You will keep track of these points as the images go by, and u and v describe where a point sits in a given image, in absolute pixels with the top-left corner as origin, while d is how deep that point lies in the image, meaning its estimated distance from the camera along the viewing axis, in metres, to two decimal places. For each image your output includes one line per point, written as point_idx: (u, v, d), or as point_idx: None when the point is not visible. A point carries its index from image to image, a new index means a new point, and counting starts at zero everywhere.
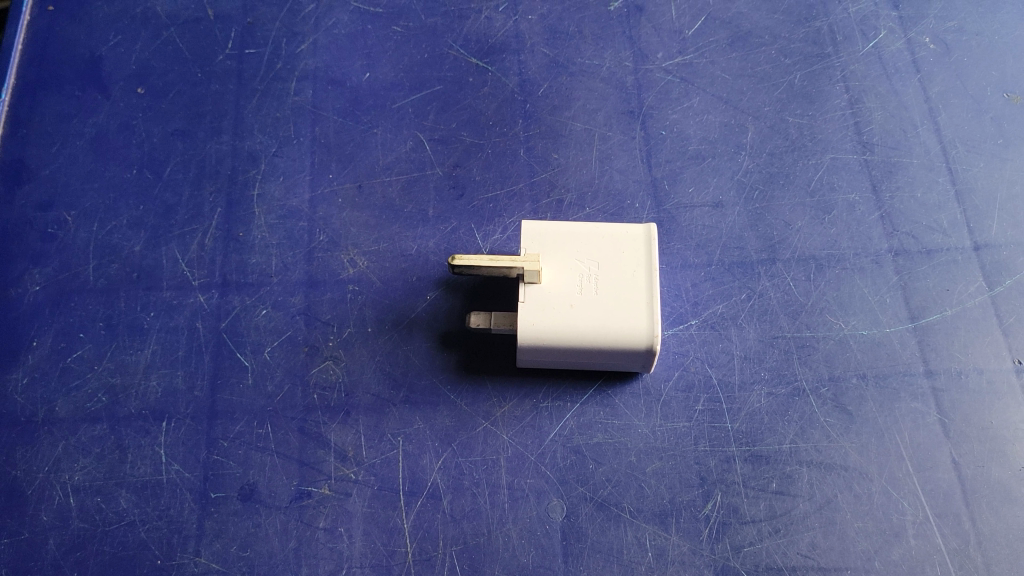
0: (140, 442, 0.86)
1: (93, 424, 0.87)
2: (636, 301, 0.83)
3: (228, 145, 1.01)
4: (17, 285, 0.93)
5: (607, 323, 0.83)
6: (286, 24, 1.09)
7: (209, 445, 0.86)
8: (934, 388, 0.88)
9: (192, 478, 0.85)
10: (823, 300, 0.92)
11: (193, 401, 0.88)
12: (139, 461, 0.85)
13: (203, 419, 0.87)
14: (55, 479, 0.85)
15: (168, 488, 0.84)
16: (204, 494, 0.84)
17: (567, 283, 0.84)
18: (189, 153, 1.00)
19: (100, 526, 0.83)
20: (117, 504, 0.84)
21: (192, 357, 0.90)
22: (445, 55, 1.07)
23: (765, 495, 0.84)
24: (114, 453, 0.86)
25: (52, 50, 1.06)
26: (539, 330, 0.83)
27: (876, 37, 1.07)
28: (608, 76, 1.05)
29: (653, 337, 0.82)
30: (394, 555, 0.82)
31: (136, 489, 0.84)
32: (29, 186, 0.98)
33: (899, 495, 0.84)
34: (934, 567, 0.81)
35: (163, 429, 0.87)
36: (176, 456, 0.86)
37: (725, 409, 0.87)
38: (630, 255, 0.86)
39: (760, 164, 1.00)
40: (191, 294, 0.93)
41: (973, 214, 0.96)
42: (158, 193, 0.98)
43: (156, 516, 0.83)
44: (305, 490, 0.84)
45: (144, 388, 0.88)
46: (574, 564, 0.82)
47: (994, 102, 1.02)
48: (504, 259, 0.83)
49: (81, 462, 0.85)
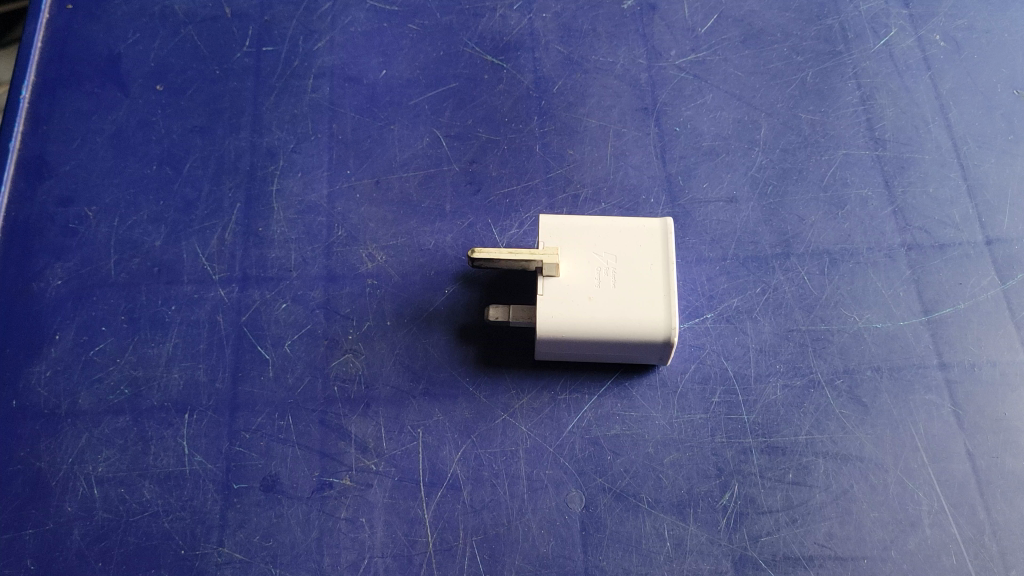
0: (160, 434, 0.87)
1: (115, 417, 0.88)
2: (653, 294, 0.84)
3: (245, 142, 1.02)
4: (40, 279, 0.94)
5: (625, 316, 0.84)
6: (302, 22, 1.10)
7: (230, 437, 0.87)
8: (947, 380, 0.89)
9: (213, 470, 0.86)
10: (838, 293, 0.93)
11: (213, 393, 0.89)
12: (160, 454, 0.86)
13: (223, 411, 0.88)
14: (79, 470, 0.85)
15: (190, 480, 0.85)
16: (227, 485, 0.85)
17: (585, 276, 0.85)
18: (207, 150, 1.01)
19: (124, 516, 0.84)
20: (141, 495, 0.85)
21: (211, 350, 0.91)
22: (460, 52, 1.08)
23: (781, 485, 0.85)
24: (135, 446, 0.87)
25: (71, 47, 1.07)
26: (558, 323, 0.84)
27: (887, 35, 1.08)
28: (622, 73, 1.07)
29: (670, 329, 0.83)
30: (415, 545, 0.83)
31: (158, 480, 0.85)
32: (50, 182, 0.99)
33: (914, 485, 0.85)
34: (950, 556, 0.82)
35: (184, 421, 0.88)
36: (197, 448, 0.87)
37: (742, 401, 0.88)
38: (646, 249, 0.87)
39: (773, 160, 1.01)
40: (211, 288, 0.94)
41: (985, 209, 0.97)
42: (178, 189, 0.99)
43: (179, 506, 0.84)
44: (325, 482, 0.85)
45: (165, 381, 0.89)
46: (593, 553, 0.83)
47: (1004, 99, 1.03)
48: (522, 252, 0.85)
49: (103, 454, 0.86)
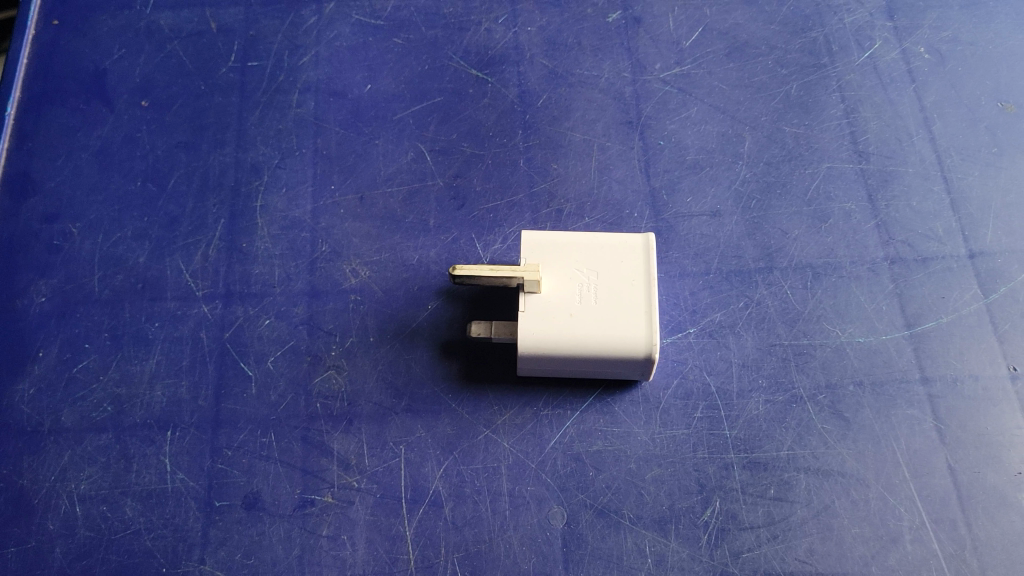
0: (143, 450, 0.87)
1: (99, 434, 0.88)
2: (634, 311, 0.85)
3: (231, 157, 1.02)
4: (23, 296, 0.94)
5: (606, 333, 0.84)
6: (288, 37, 1.10)
7: (214, 454, 0.87)
8: (930, 395, 0.89)
9: (197, 486, 0.86)
10: (821, 308, 0.93)
11: (196, 410, 0.89)
12: (144, 470, 0.86)
13: (208, 428, 0.88)
14: (63, 485, 0.86)
15: (173, 496, 0.85)
16: (210, 502, 0.85)
17: (567, 292, 0.86)
18: (192, 166, 1.02)
19: (107, 532, 0.84)
20: (125, 512, 0.85)
21: (194, 367, 0.91)
22: (445, 66, 1.08)
23: (763, 501, 0.85)
24: (118, 462, 0.87)
25: (57, 63, 1.07)
26: (539, 340, 0.84)
27: (871, 47, 1.08)
28: (606, 87, 1.07)
29: (651, 346, 0.83)
30: (396, 562, 0.83)
31: (141, 496, 0.85)
32: (35, 199, 0.99)
33: (895, 501, 0.85)
34: (931, 572, 0.82)
35: (167, 438, 0.88)
36: (181, 465, 0.87)
37: (724, 417, 0.88)
38: (628, 265, 0.87)
39: (757, 173, 1.01)
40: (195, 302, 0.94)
41: (968, 222, 0.97)
42: (163, 204, 0.99)
43: (162, 523, 0.84)
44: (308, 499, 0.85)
45: (149, 398, 0.89)
46: (575, 570, 0.83)
47: (988, 111, 1.03)
48: (504, 269, 0.84)
49: (87, 471, 0.86)
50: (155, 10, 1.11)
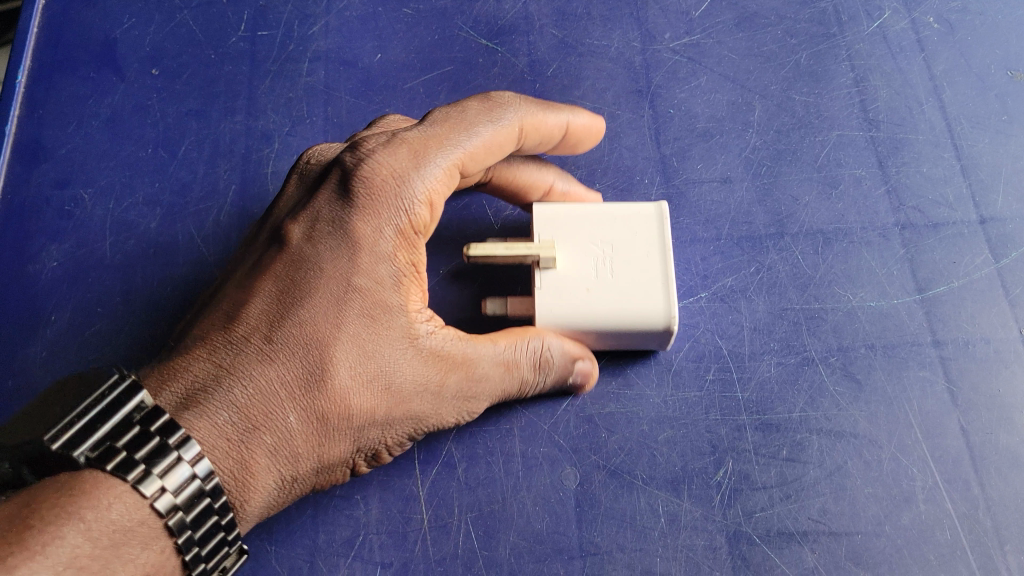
0: (303, 370, 0.75)
1: (281, 354, 0.75)
2: (651, 282, 0.84)
3: (492, 110, 0.87)
4: (35, 261, 0.95)
5: (624, 307, 0.84)
6: (298, 7, 1.10)
7: (376, 378, 0.77)
8: (941, 358, 0.89)
9: (357, 411, 0.76)
10: (832, 273, 0.93)
11: (378, 323, 0.78)
12: (308, 394, 0.75)
13: (370, 343, 0.77)
14: (213, 410, 0.71)
15: (342, 421, 0.76)
16: (369, 424, 0.78)
17: (582, 266, 0.85)
18: (475, 118, 0.87)
19: (266, 462, 0.73)
20: (293, 439, 0.74)
21: (360, 288, 0.78)
22: (455, 36, 1.08)
23: (775, 461, 0.85)
24: (273, 381, 0.74)
25: (67, 32, 1.07)
26: (558, 316, 0.84)
27: (880, 18, 1.08)
28: (616, 56, 1.07)
29: (669, 317, 0.83)
30: (410, 522, 0.84)
31: (306, 417, 0.75)
32: (45, 166, 1.00)
33: (908, 462, 0.85)
34: (944, 531, 0.82)
35: (331, 355, 0.75)
36: (341, 389, 0.76)
37: (736, 379, 0.88)
38: (642, 237, 0.86)
39: (767, 141, 1.01)
40: (400, 234, 0.81)
41: (979, 188, 0.97)
42: (413, 153, 0.83)
43: (304, 455, 0.75)
44: (430, 422, 0.82)
45: (312, 310, 0.76)
46: (588, 529, 0.83)
47: (998, 80, 1.03)
48: (519, 245, 0.82)
49: (306, 399, 0.75)
50: None
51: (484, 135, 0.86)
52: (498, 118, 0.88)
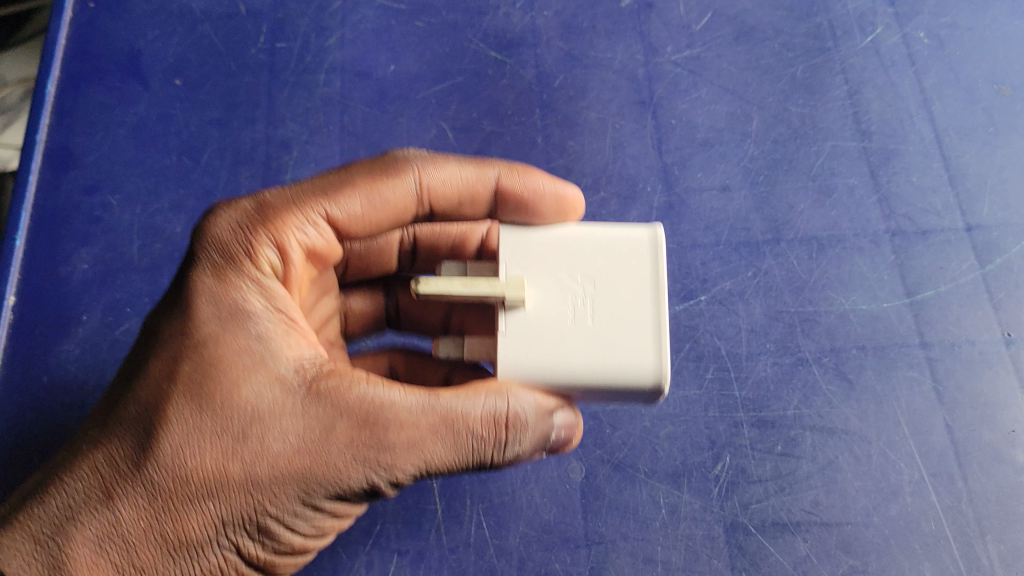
0: (133, 447, 0.60)
1: (112, 439, 0.61)
2: (639, 331, 0.64)
3: (382, 177, 0.73)
4: (67, 264, 1.00)
5: (606, 361, 0.63)
6: (314, 19, 1.14)
7: (222, 433, 0.60)
8: (929, 359, 0.94)
9: (202, 475, 0.60)
10: (825, 278, 0.98)
11: (222, 367, 0.61)
12: (138, 473, 0.59)
13: (210, 391, 0.60)
14: (40, 516, 0.60)
15: (189, 494, 0.60)
16: (228, 489, 0.60)
17: (557, 308, 0.65)
18: (355, 183, 0.73)
19: (107, 562, 0.59)
20: (129, 530, 0.59)
21: (196, 339, 0.62)
22: (465, 48, 1.12)
23: (771, 456, 0.90)
24: (100, 470, 0.60)
25: (93, 44, 1.12)
26: (522, 371, 0.64)
27: (874, 32, 1.12)
28: (620, 69, 1.11)
29: (660, 379, 0.63)
30: (424, 512, 0.89)
31: (140, 502, 0.59)
32: (75, 172, 1.05)
33: (896, 457, 0.89)
34: (929, 522, 0.87)
35: (163, 420, 0.60)
36: (177, 455, 0.59)
37: (734, 378, 0.93)
38: (633, 272, 0.66)
39: (764, 151, 1.05)
40: (255, 281, 0.65)
41: (966, 197, 1.02)
42: (257, 220, 0.68)
43: (150, 543, 0.59)
44: (320, 479, 0.61)
45: (146, 377, 0.62)
46: (593, 520, 0.88)
47: (985, 93, 1.08)
48: (481, 283, 0.62)
49: (134, 484, 0.59)
50: None
51: (357, 209, 0.72)
52: (381, 187, 0.73)
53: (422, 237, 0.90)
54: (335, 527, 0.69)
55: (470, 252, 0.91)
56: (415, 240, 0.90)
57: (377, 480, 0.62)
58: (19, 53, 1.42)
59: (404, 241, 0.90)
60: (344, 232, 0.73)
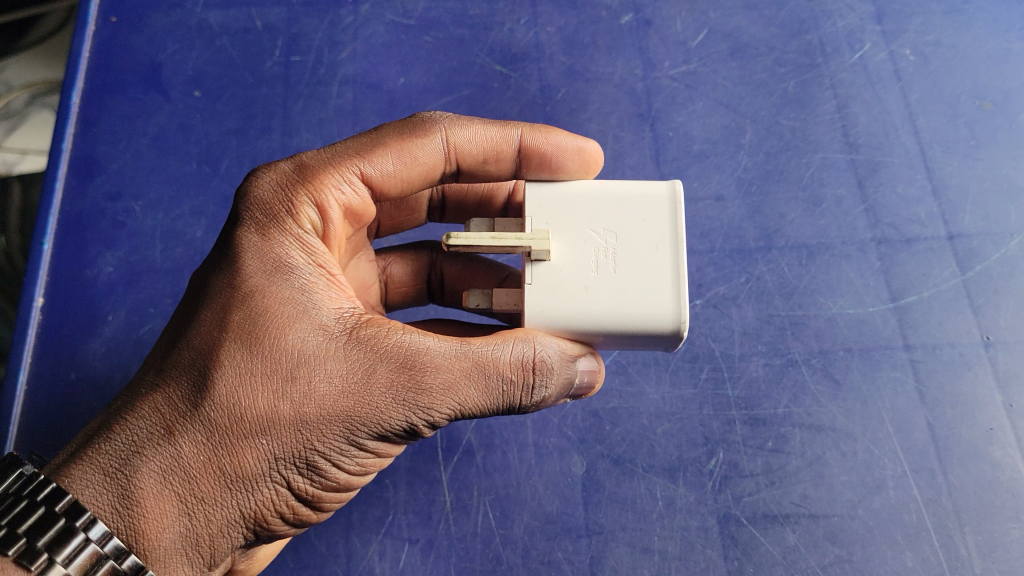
0: (189, 389, 0.63)
1: (169, 380, 0.63)
2: (658, 279, 0.68)
3: (411, 138, 0.75)
4: (93, 266, 1.05)
5: (627, 308, 0.67)
6: (327, 34, 1.19)
7: (274, 375, 0.63)
8: (912, 360, 0.99)
9: (257, 412, 0.62)
10: (814, 283, 1.03)
11: (271, 317, 0.64)
12: (196, 411, 0.62)
13: (262, 337, 0.63)
14: (104, 452, 0.61)
15: (245, 430, 0.62)
16: (280, 427, 0.63)
17: (580, 259, 0.69)
18: (386, 143, 0.75)
19: (171, 492, 0.61)
20: (190, 463, 0.61)
21: (246, 291, 0.65)
22: (472, 62, 1.18)
23: (762, 452, 0.95)
24: (159, 409, 0.62)
25: (116, 56, 1.17)
26: (549, 318, 0.68)
27: (862, 49, 1.17)
28: (619, 83, 1.16)
29: (678, 324, 0.67)
30: (434, 502, 0.94)
31: (199, 437, 0.62)
32: (99, 179, 1.10)
33: (880, 452, 0.94)
34: (911, 514, 0.92)
35: (217, 363, 0.63)
36: (233, 395, 0.62)
37: (727, 378, 0.98)
38: (651, 225, 0.70)
39: (757, 162, 1.11)
40: (297, 238, 0.68)
41: (948, 207, 1.07)
42: (297, 181, 0.71)
43: (210, 476, 0.62)
44: (363, 418, 0.64)
45: (198, 325, 0.65)
46: (594, 511, 0.93)
47: (967, 108, 1.12)
48: (508, 235, 0.67)
49: (192, 421, 0.62)
50: (205, 8, 1.20)
51: (389, 168, 0.74)
52: (412, 148, 0.75)
53: (450, 195, 0.95)
54: (374, 469, 0.71)
55: (497, 206, 0.95)
56: (443, 198, 0.96)
57: (414, 420, 0.66)
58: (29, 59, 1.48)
59: (432, 199, 0.96)
60: (376, 190, 0.75)
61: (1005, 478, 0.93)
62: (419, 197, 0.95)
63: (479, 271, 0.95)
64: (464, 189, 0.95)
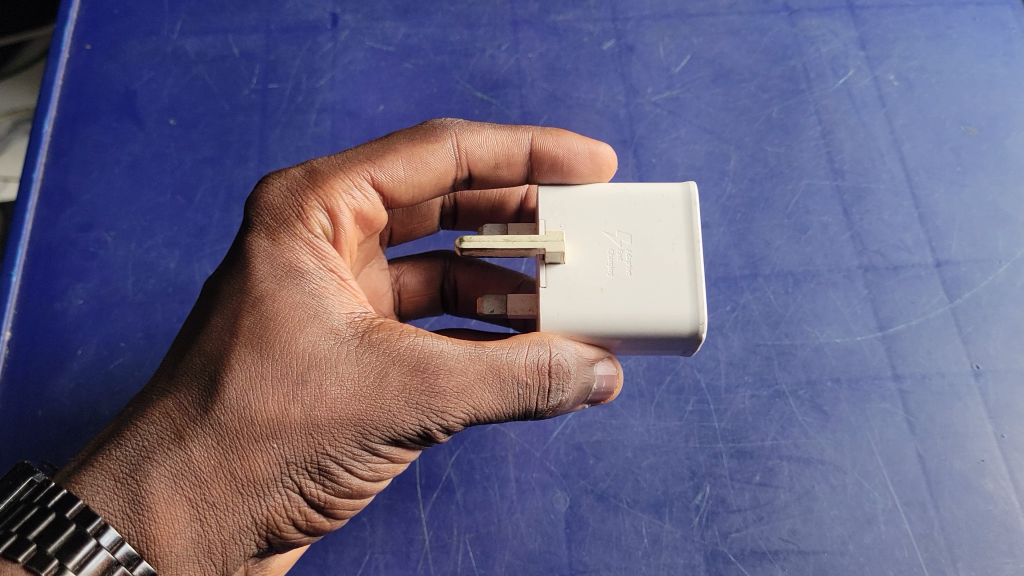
0: (200, 393, 0.60)
1: (180, 386, 0.61)
2: (675, 281, 0.63)
3: (422, 143, 0.72)
4: (62, 299, 1.03)
5: (644, 310, 0.63)
6: (305, 61, 1.17)
7: (286, 377, 0.60)
8: (901, 391, 0.97)
9: (268, 415, 0.59)
10: (801, 312, 1.01)
11: (282, 319, 0.61)
12: (206, 415, 0.59)
13: (273, 339, 0.60)
14: (112, 458, 0.59)
15: (256, 434, 0.59)
16: (292, 430, 0.60)
17: (594, 261, 0.65)
18: (397, 148, 0.71)
19: (181, 498, 0.58)
20: (201, 469, 0.58)
21: (257, 293, 0.62)
22: (452, 89, 1.16)
23: (749, 486, 0.93)
24: (168, 414, 0.60)
25: (90, 84, 1.15)
26: (564, 322, 0.64)
27: (846, 75, 1.16)
28: (602, 109, 1.15)
29: (698, 327, 0.62)
30: (412, 542, 0.91)
31: (211, 442, 0.59)
32: (70, 210, 1.08)
33: (870, 486, 0.92)
34: (903, 550, 0.89)
35: (228, 366, 0.60)
36: (244, 398, 0.59)
37: (713, 410, 0.96)
38: (666, 225, 0.66)
39: (741, 189, 1.09)
40: (308, 242, 0.65)
41: (935, 234, 1.05)
42: (307, 184, 0.68)
43: (221, 481, 0.59)
44: (376, 423, 0.61)
45: (209, 329, 0.62)
46: (577, 549, 0.90)
47: (953, 134, 1.11)
48: (521, 237, 0.63)
49: (204, 426, 0.59)
50: (181, 35, 1.18)
51: (400, 174, 0.71)
52: (423, 154, 0.72)
53: (463, 201, 0.91)
54: (391, 476, 0.68)
55: (511, 211, 0.91)
56: (455, 204, 0.91)
57: (430, 425, 0.62)
58: (17, 79, 1.43)
59: (444, 206, 0.92)
60: (388, 196, 0.72)
61: (999, 511, 0.91)
62: (431, 203, 0.91)
63: (493, 279, 0.92)
64: (477, 196, 0.90)
